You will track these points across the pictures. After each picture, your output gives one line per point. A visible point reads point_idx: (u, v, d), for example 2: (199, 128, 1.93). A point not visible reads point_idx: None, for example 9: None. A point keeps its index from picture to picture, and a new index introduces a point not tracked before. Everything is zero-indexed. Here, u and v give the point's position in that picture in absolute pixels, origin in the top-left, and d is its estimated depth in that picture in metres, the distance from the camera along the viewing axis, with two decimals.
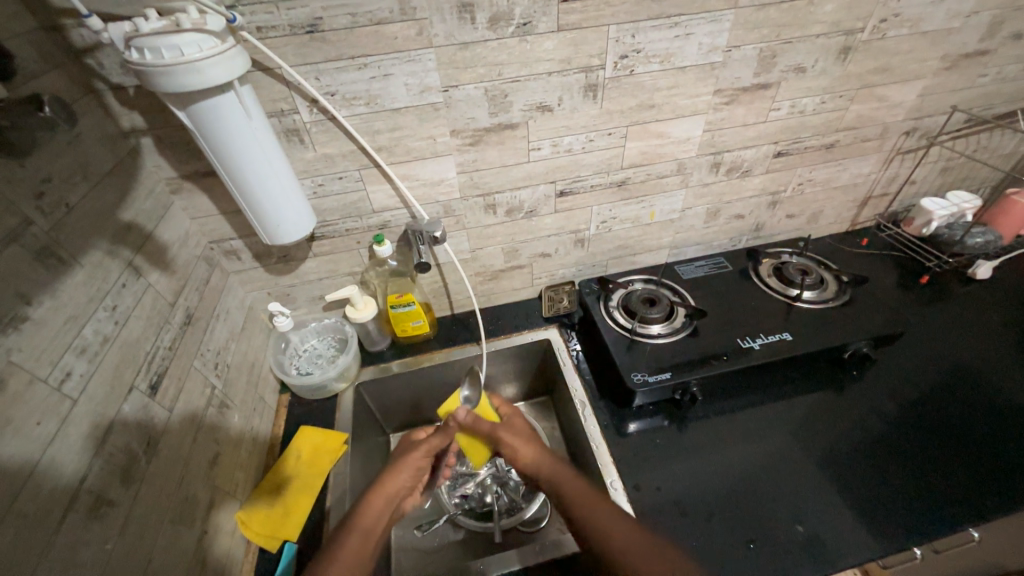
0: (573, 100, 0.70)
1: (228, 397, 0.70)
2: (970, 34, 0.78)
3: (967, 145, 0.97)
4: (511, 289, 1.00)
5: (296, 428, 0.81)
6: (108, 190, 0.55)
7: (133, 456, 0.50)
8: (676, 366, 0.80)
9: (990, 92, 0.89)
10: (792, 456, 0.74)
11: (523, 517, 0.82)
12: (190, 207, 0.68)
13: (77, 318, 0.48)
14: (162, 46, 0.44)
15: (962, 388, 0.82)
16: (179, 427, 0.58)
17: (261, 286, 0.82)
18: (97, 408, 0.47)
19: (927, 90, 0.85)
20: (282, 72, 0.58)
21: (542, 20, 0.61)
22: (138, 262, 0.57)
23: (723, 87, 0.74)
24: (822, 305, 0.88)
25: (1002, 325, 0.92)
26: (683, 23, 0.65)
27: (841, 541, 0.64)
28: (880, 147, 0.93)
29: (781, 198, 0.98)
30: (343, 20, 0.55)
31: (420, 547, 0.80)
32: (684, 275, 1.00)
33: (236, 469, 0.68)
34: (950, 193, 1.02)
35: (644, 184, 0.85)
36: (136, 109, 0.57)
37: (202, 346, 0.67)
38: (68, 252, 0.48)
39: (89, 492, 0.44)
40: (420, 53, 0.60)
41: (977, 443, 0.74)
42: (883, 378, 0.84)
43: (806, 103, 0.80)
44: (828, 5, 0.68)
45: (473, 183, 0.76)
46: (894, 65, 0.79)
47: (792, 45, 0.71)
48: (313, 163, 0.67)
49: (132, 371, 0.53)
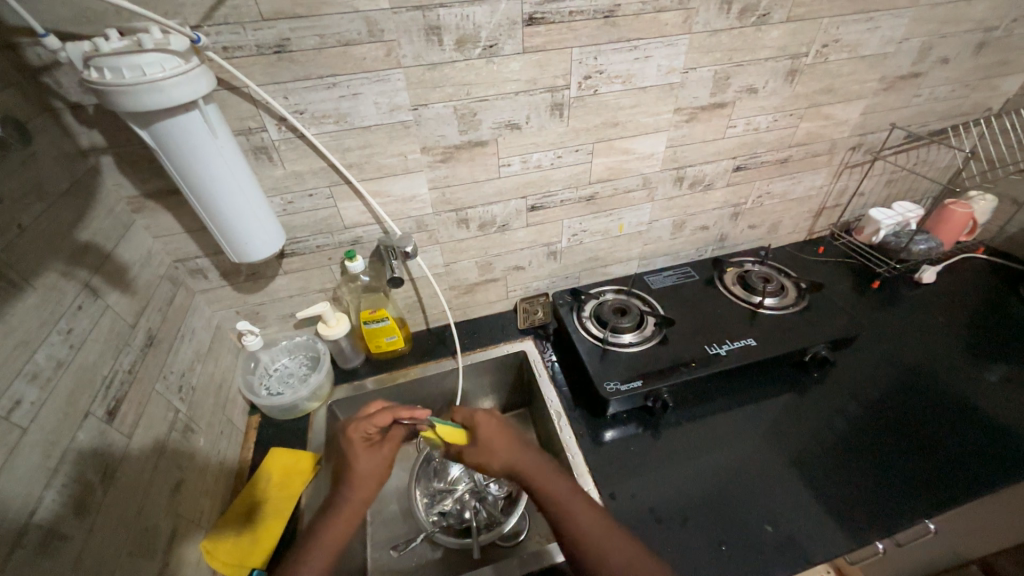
0: (540, 118, 0.72)
1: (193, 421, 0.68)
2: (904, 58, 0.84)
3: (907, 159, 1.04)
4: (487, 302, 1.01)
5: (266, 450, 0.79)
6: (64, 210, 0.53)
7: (88, 486, 0.48)
8: (648, 374, 0.82)
9: (924, 111, 0.96)
10: (760, 458, 0.77)
11: (502, 532, 0.80)
12: (153, 226, 0.67)
13: (28, 343, 0.46)
14: (123, 65, 0.44)
15: (914, 386, 0.87)
16: (139, 453, 0.56)
17: (229, 305, 0.80)
18: (49, 437, 0.45)
19: (869, 109, 0.91)
20: (248, 90, 0.58)
21: (508, 42, 0.63)
22: (95, 283, 0.55)
23: (682, 106, 0.78)
24: (783, 311, 0.92)
25: (948, 326, 0.98)
26: (642, 46, 0.68)
27: (809, 538, 0.66)
28: (830, 161, 0.99)
29: (742, 210, 1.02)
30: (311, 41, 0.56)
31: (398, 568, 0.78)
32: (654, 285, 1.03)
33: (201, 496, 0.66)
34: (895, 203, 1.09)
35: (612, 199, 0.88)
36: (95, 128, 0.56)
37: (165, 369, 0.65)
38: (19, 274, 0.46)
39: (39, 526, 0.42)
40: (389, 73, 0.61)
41: (927, 437, 0.79)
42: (842, 380, 0.89)
43: (760, 121, 0.85)
44: (774, 31, 0.73)
45: (445, 199, 0.77)
46: (838, 86, 0.85)
47: (743, 67, 0.76)
48: (283, 180, 0.67)
49: (88, 397, 0.51)
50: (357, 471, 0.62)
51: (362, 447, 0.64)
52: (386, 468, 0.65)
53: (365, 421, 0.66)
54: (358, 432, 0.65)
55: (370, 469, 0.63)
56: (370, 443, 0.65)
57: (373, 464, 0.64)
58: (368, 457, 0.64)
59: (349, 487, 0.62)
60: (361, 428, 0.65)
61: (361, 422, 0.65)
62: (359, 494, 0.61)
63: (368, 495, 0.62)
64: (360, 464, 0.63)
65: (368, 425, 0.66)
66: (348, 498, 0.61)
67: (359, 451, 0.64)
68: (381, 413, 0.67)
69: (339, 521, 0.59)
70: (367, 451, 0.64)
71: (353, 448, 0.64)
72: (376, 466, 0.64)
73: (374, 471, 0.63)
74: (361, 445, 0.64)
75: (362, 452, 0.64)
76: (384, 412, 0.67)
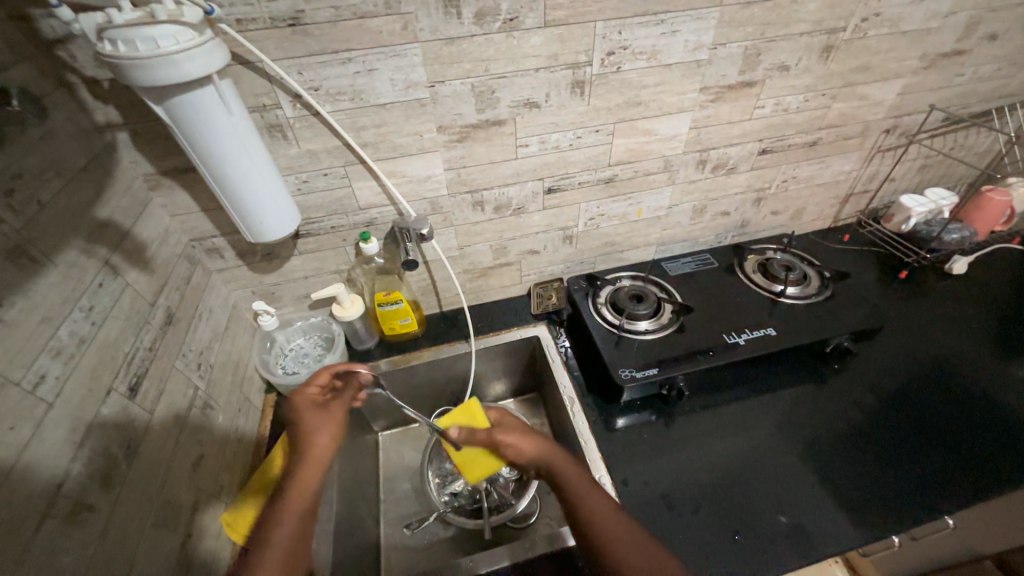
0: (560, 96, 0.69)
1: (212, 398, 0.69)
2: (948, 34, 0.79)
3: (944, 143, 0.99)
4: (500, 286, 1.00)
5: (282, 428, 0.80)
6: (83, 187, 0.53)
7: (113, 459, 0.49)
8: (664, 362, 0.81)
9: (966, 92, 0.91)
10: (776, 447, 0.76)
11: (513, 513, 0.80)
12: (169, 204, 0.67)
13: (51, 319, 0.46)
14: (137, 37, 0.43)
15: (938, 380, 0.84)
16: (160, 429, 0.57)
17: (245, 285, 0.81)
18: (74, 410, 0.46)
19: (907, 88, 0.86)
20: (263, 65, 0.56)
21: (529, 16, 0.60)
22: (115, 261, 0.56)
23: (709, 85, 0.75)
24: (805, 301, 0.90)
25: (977, 319, 0.94)
26: (670, 20, 0.65)
27: (822, 530, 0.66)
28: (861, 145, 0.95)
29: (766, 195, 0.99)
30: (326, 13, 0.54)
31: (410, 545, 0.80)
32: (671, 272, 1.01)
33: (220, 471, 0.67)
34: (928, 190, 1.05)
35: (632, 181, 0.86)
36: (111, 103, 0.56)
37: (184, 346, 0.65)
38: (40, 250, 0.46)
39: (68, 497, 0.43)
40: (405, 48, 0.59)
41: (948, 432, 0.77)
42: (863, 371, 0.86)
43: (790, 101, 0.81)
44: (811, 4, 0.69)
45: (461, 180, 0.76)
46: (875, 63, 0.80)
47: (776, 43, 0.72)
48: (297, 159, 0.66)
49: (111, 373, 0.52)
50: (306, 428, 0.64)
51: (309, 406, 0.66)
52: (338, 427, 0.66)
53: (308, 383, 0.68)
54: (303, 395, 0.67)
55: (321, 427, 0.64)
56: (317, 404, 0.67)
57: (325, 423, 0.65)
58: (317, 414, 0.66)
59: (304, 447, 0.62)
60: (306, 392, 0.68)
61: (307, 386, 0.68)
62: (317, 449, 0.62)
63: (328, 448, 0.63)
64: (308, 420, 0.65)
65: (312, 388, 0.68)
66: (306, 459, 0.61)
67: (307, 409, 0.65)
68: (321, 374, 0.70)
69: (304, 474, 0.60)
70: (314, 409, 0.66)
71: (300, 411, 0.65)
72: (326, 424, 0.65)
73: (326, 430, 0.64)
74: (309, 406, 0.66)
75: (311, 413, 0.65)
76: (322, 372, 0.70)
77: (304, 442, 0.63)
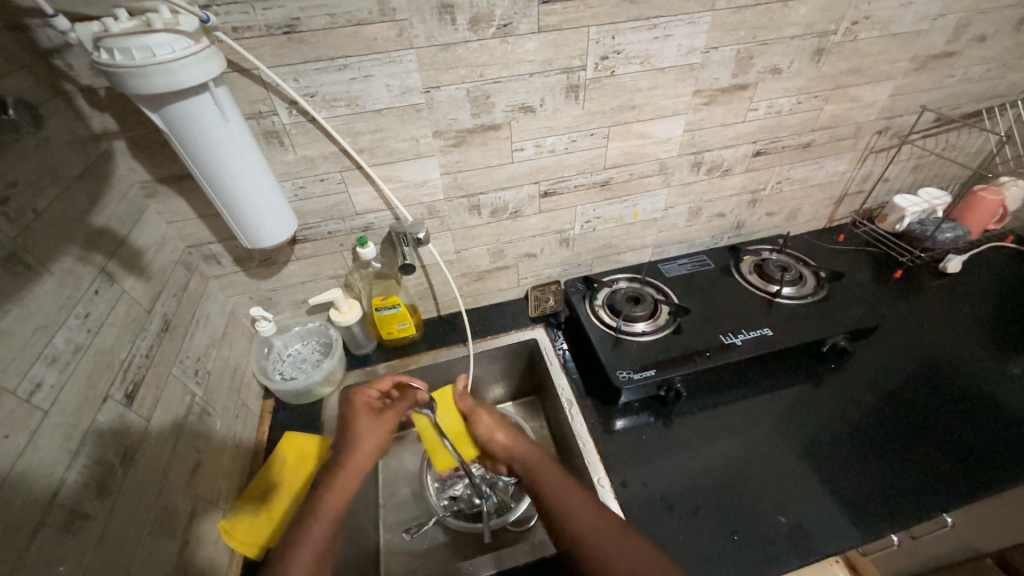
0: (555, 101, 0.70)
1: (209, 404, 0.69)
2: (938, 36, 0.80)
3: (936, 143, 1.00)
4: (498, 290, 1.00)
5: (281, 434, 0.80)
6: (79, 194, 0.53)
7: (109, 467, 0.49)
8: (661, 363, 0.81)
9: (956, 92, 0.92)
10: (774, 447, 0.76)
11: (512, 517, 0.82)
12: (166, 211, 0.67)
13: (46, 327, 0.46)
14: (132, 46, 0.43)
15: (934, 379, 0.85)
16: (158, 435, 0.57)
17: (243, 291, 0.81)
18: (69, 418, 0.46)
19: (898, 90, 0.87)
20: (258, 72, 0.57)
21: (523, 21, 0.61)
22: (111, 268, 0.56)
23: (702, 88, 0.75)
24: (801, 301, 0.90)
25: (972, 318, 0.95)
26: (662, 25, 0.66)
27: (821, 530, 0.66)
28: (855, 146, 0.95)
29: (761, 197, 1.00)
30: (321, 21, 0.54)
31: (409, 550, 0.80)
32: (668, 273, 1.02)
33: (218, 478, 0.67)
34: (921, 190, 1.06)
35: (627, 184, 0.86)
36: (107, 111, 0.56)
37: (181, 353, 0.65)
38: (35, 258, 0.46)
39: (63, 505, 0.43)
40: (401, 54, 0.59)
41: (945, 431, 0.77)
42: (859, 370, 0.87)
43: (783, 103, 0.82)
44: (802, 7, 0.70)
45: (458, 184, 0.76)
46: (866, 65, 0.81)
47: (768, 46, 0.73)
48: (294, 165, 0.66)
49: (107, 380, 0.52)
50: (356, 433, 0.69)
51: (363, 412, 0.72)
52: (383, 436, 0.70)
53: (369, 388, 0.74)
54: (362, 399, 0.73)
55: (371, 431, 0.70)
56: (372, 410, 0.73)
57: (374, 431, 0.70)
58: (371, 420, 0.71)
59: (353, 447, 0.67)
60: (364, 397, 0.73)
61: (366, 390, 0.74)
62: (361, 455, 0.67)
63: (369, 456, 0.67)
64: (360, 422, 0.70)
65: (369, 393, 0.74)
66: (350, 458, 0.66)
67: (362, 413, 0.71)
68: (382, 380, 0.77)
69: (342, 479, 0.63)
70: (367, 413, 0.72)
71: (356, 412, 0.71)
72: (376, 429, 0.70)
73: (375, 434, 0.70)
74: (363, 409, 0.72)
75: (362, 416, 0.71)
76: (385, 379, 0.77)
77: (351, 447, 0.67)
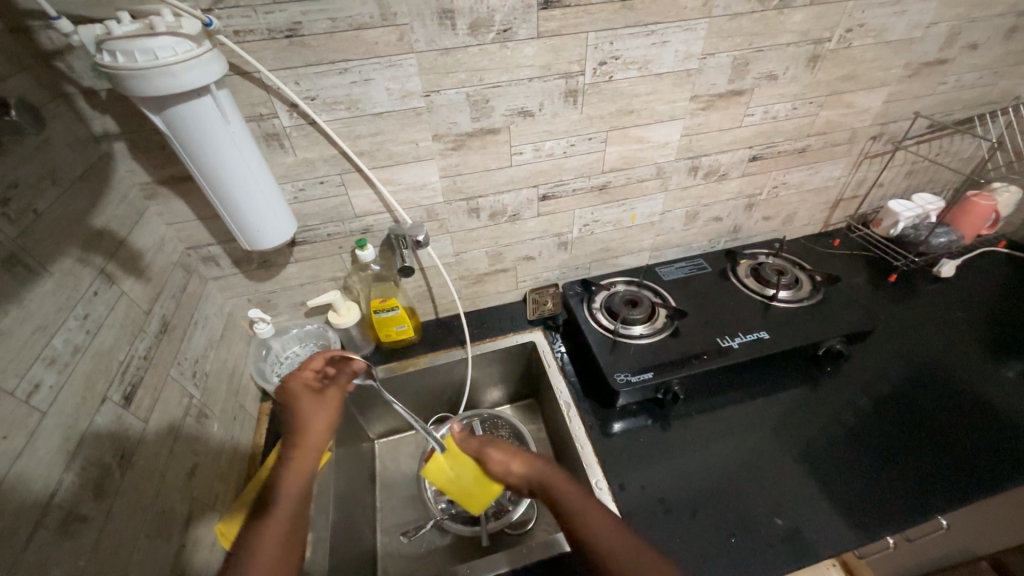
0: (553, 105, 0.71)
1: (207, 406, 0.69)
2: (930, 44, 0.81)
3: (930, 149, 1.02)
4: (496, 292, 1.00)
5: (278, 436, 0.80)
6: (79, 196, 0.53)
7: (106, 469, 0.49)
8: (659, 366, 0.81)
9: (949, 99, 0.93)
10: (771, 450, 0.77)
11: (510, 520, 0.81)
12: (165, 212, 0.67)
13: (45, 328, 0.46)
14: (135, 49, 0.43)
15: (929, 383, 0.85)
16: (155, 437, 0.57)
17: (241, 292, 0.81)
18: (68, 420, 0.46)
19: (892, 96, 0.88)
20: (260, 76, 0.57)
21: (522, 27, 0.61)
22: (110, 269, 0.56)
23: (699, 93, 0.76)
24: (797, 305, 0.91)
25: (966, 322, 0.96)
26: (659, 31, 0.67)
27: (818, 533, 0.66)
28: (850, 151, 0.97)
29: (757, 201, 1.01)
30: (322, 24, 0.55)
31: (407, 553, 0.80)
32: (666, 277, 1.02)
33: (215, 481, 0.66)
34: (915, 195, 1.07)
35: (625, 188, 0.87)
36: (107, 113, 0.56)
37: (179, 355, 0.65)
38: (35, 259, 0.46)
39: (60, 507, 0.43)
40: (401, 58, 0.60)
41: (940, 434, 0.78)
42: (855, 373, 0.87)
43: (779, 109, 0.83)
44: (797, 15, 0.71)
45: (457, 187, 0.76)
46: (860, 72, 0.82)
47: (764, 53, 0.74)
48: (294, 168, 0.67)
49: (105, 382, 0.52)
50: (302, 417, 0.61)
51: (303, 392, 0.63)
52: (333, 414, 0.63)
53: (302, 369, 0.66)
54: (296, 380, 0.64)
55: (317, 412, 0.62)
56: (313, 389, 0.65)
57: (319, 409, 0.62)
58: (313, 400, 0.63)
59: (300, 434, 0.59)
60: (300, 377, 0.65)
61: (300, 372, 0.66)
62: (311, 435, 0.59)
63: (322, 438, 0.60)
64: (303, 405, 0.62)
65: (306, 373, 0.66)
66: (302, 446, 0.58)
67: (303, 394, 0.63)
68: (315, 359, 0.69)
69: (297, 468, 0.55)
70: (309, 394, 0.63)
71: (295, 395, 0.63)
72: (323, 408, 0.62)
73: (324, 416, 0.62)
74: (304, 391, 0.63)
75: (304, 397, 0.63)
76: (317, 358, 0.69)
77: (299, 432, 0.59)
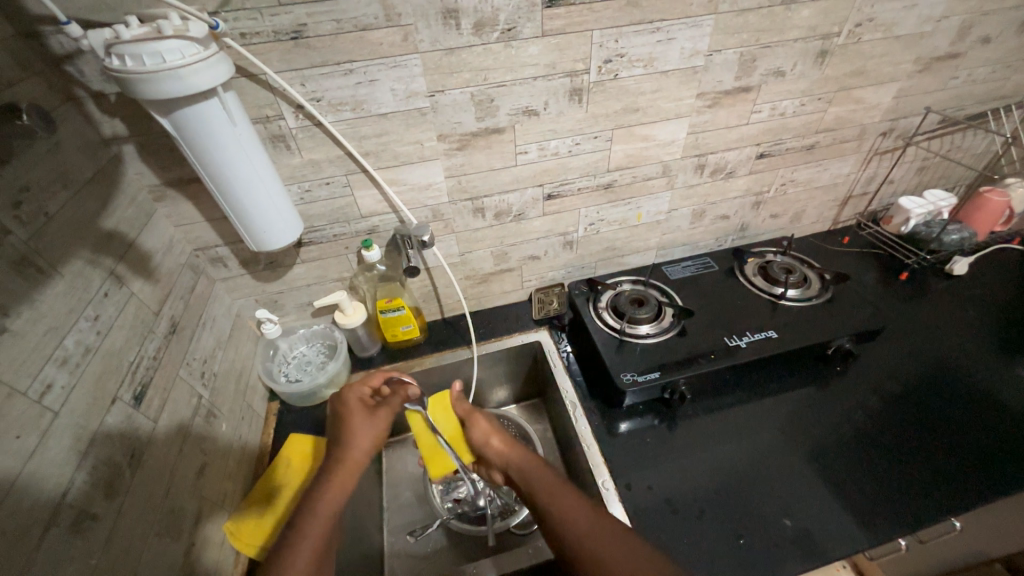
0: (558, 104, 0.70)
1: (215, 406, 0.69)
2: (941, 38, 0.80)
3: (941, 145, 1.00)
4: (502, 292, 1.00)
5: (286, 436, 0.81)
6: (89, 198, 0.54)
7: (117, 468, 0.49)
8: (665, 366, 0.81)
9: (961, 94, 0.91)
10: (779, 450, 0.76)
11: (515, 521, 0.81)
12: (174, 214, 0.67)
13: (57, 329, 0.47)
14: (144, 52, 0.44)
15: (941, 382, 0.84)
16: (165, 437, 0.58)
17: (248, 293, 0.81)
18: (79, 420, 0.46)
19: (902, 92, 0.87)
20: (265, 77, 0.57)
21: (526, 26, 0.61)
22: (120, 271, 0.56)
23: (706, 90, 0.75)
24: (806, 304, 0.90)
25: (979, 320, 0.94)
26: (665, 28, 0.66)
27: (828, 534, 0.65)
28: (859, 148, 0.95)
29: (765, 199, 1.00)
30: (327, 26, 0.55)
31: (414, 553, 0.80)
32: (672, 276, 1.02)
33: (224, 480, 0.67)
34: (926, 192, 1.05)
35: (630, 187, 0.87)
36: (117, 117, 0.57)
37: (188, 355, 0.66)
38: (46, 261, 0.47)
39: (72, 506, 0.43)
40: (406, 59, 0.60)
41: (953, 434, 0.76)
42: (866, 372, 0.86)
43: (787, 106, 0.82)
44: (805, 10, 0.70)
45: (462, 187, 0.76)
46: (870, 68, 0.81)
47: (771, 49, 0.73)
48: (300, 169, 0.67)
49: (116, 382, 0.52)
50: (353, 431, 0.66)
51: (357, 407, 0.69)
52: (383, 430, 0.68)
53: (360, 385, 0.72)
54: (353, 395, 0.70)
55: (364, 428, 0.67)
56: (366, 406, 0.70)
57: (370, 425, 0.67)
58: (364, 416, 0.68)
59: (347, 447, 0.64)
60: (356, 394, 0.71)
61: (358, 388, 0.71)
62: (357, 450, 0.64)
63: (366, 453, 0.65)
64: (355, 419, 0.67)
65: (362, 390, 0.72)
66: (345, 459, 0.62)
67: (355, 410, 0.68)
68: (374, 376, 0.75)
69: (340, 476, 0.60)
70: (362, 410, 0.69)
71: (349, 409, 0.68)
72: (372, 426, 0.67)
73: (371, 433, 0.66)
74: (356, 406, 0.69)
75: (357, 413, 0.68)
76: (377, 375, 0.74)
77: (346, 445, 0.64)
